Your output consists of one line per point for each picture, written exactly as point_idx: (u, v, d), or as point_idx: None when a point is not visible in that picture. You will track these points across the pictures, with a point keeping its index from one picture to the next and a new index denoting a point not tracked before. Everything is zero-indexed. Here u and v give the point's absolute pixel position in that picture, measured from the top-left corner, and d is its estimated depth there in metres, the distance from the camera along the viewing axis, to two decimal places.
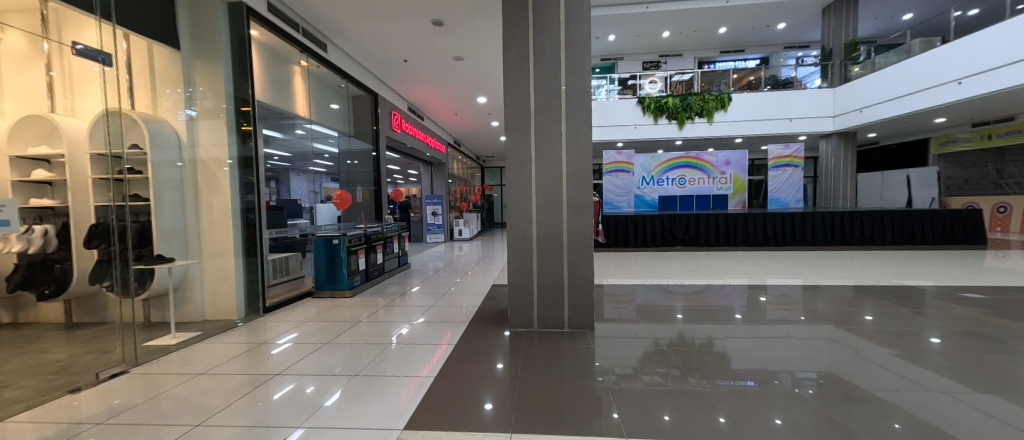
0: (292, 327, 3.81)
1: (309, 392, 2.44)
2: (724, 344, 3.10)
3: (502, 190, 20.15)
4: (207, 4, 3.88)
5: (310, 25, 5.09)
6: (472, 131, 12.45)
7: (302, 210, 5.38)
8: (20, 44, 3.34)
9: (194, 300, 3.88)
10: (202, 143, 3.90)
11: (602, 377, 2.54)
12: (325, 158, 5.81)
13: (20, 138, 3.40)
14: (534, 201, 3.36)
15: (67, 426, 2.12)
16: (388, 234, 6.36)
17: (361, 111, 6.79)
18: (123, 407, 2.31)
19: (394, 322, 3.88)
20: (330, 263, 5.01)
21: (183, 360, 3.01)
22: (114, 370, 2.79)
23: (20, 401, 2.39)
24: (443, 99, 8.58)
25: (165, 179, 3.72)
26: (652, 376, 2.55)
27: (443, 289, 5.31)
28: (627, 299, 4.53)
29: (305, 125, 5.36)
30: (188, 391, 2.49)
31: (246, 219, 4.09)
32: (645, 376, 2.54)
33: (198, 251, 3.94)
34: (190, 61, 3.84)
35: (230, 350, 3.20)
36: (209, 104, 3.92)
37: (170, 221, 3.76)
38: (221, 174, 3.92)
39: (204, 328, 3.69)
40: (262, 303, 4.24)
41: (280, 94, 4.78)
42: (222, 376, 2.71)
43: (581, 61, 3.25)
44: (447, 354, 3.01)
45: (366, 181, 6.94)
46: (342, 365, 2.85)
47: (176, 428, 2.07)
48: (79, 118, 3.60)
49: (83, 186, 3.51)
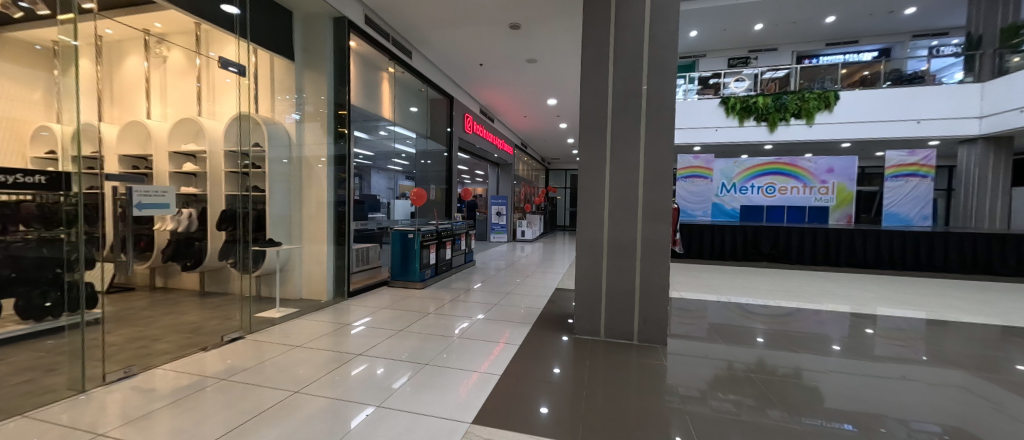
0: (368, 312, 4.15)
1: (379, 374, 2.64)
2: (816, 378, 2.71)
3: (567, 192, 19.93)
4: (317, 20, 4.38)
5: (399, 35, 5.49)
6: (539, 134, 12.51)
7: (380, 205, 5.87)
8: (180, 60, 4.22)
9: (293, 280, 4.46)
10: (307, 142, 4.44)
11: (667, 396, 2.38)
12: (402, 158, 6.24)
13: (177, 137, 4.15)
14: (607, 205, 3.26)
15: (198, 378, 2.54)
16: (457, 231, 6.66)
17: (437, 113, 7.20)
18: (238, 368, 2.70)
19: (457, 316, 4.05)
20: (404, 255, 5.40)
21: (283, 332, 3.45)
22: (234, 334, 3.29)
23: (169, 352, 2.93)
24: (513, 101, 8.71)
25: (276, 173, 4.29)
26: (723, 402, 2.32)
27: (506, 289, 5.42)
28: (699, 316, 4.19)
29: (388, 127, 5.80)
30: (287, 361, 2.83)
31: (337, 212, 4.53)
32: (715, 402, 2.31)
33: (298, 237, 4.49)
34: (301, 71, 4.39)
35: (318, 327, 3.59)
36: (313, 109, 4.44)
37: (278, 211, 4.35)
38: (319, 171, 4.42)
39: (301, 306, 4.20)
40: (347, 287, 4.67)
41: (370, 99, 5.22)
42: (313, 350, 3.05)
43: (666, 59, 3.07)
44: (507, 353, 3.04)
45: (438, 180, 7.32)
46: (409, 352, 3.04)
47: (279, 392, 2.36)
48: (218, 121, 4.27)
49: (219, 178, 4.19)
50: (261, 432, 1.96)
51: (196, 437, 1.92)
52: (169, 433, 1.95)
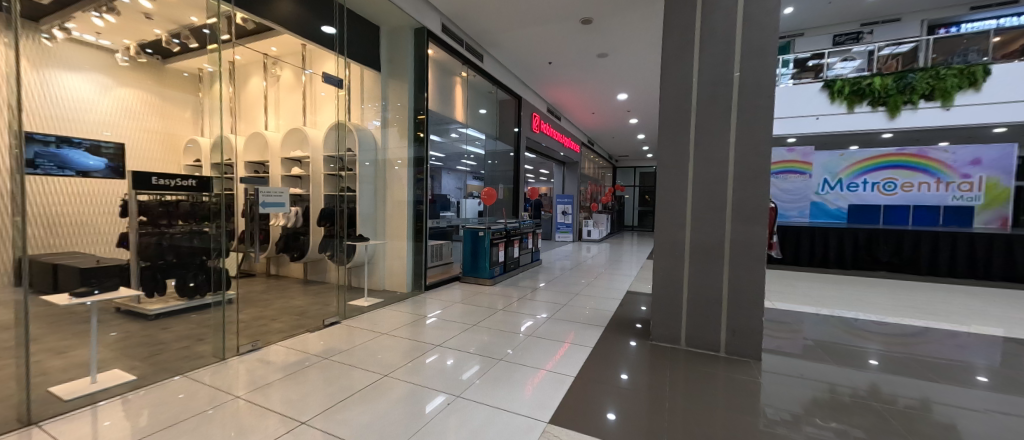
0: (442, 306, 4.38)
1: (450, 364, 2.78)
2: (952, 414, 2.23)
3: (636, 191, 18.94)
4: (401, 33, 4.72)
5: (472, 40, 5.69)
6: (608, 131, 12.09)
7: (450, 204, 6.09)
8: (290, 77, 4.89)
9: (379, 272, 4.88)
10: (390, 147, 4.82)
11: (754, 416, 2.14)
12: (471, 159, 6.46)
13: (287, 145, 4.81)
14: (690, 203, 3.04)
15: (304, 356, 2.91)
16: (524, 230, 6.72)
17: (506, 114, 7.36)
18: (336, 350, 3.03)
19: (524, 314, 4.10)
20: (475, 252, 5.59)
21: (371, 320, 3.79)
22: (332, 319, 3.70)
23: (283, 331, 3.39)
24: (582, 98, 8.53)
25: (364, 175, 4.74)
26: (824, 429, 2.02)
27: (574, 289, 5.34)
28: (795, 330, 3.71)
29: (459, 129, 6.04)
30: (376, 347, 3.09)
31: (415, 210, 4.84)
32: (812, 428, 2.02)
33: (382, 233, 4.90)
34: (386, 81, 4.78)
35: (400, 317, 3.87)
36: (396, 115, 4.81)
37: (365, 209, 4.80)
38: (400, 172, 4.78)
39: (385, 297, 4.57)
40: (424, 281, 4.97)
41: (445, 103, 5.49)
42: (396, 338, 3.31)
43: (763, 42, 2.77)
44: (575, 354, 2.99)
45: (506, 180, 7.45)
46: (477, 346, 3.15)
47: (368, 375, 2.60)
48: (318, 129, 4.84)
49: (319, 180, 4.74)
50: (356, 409, 2.17)
51: (302, 408, 2.19)
52: (283, 401, 2.26)
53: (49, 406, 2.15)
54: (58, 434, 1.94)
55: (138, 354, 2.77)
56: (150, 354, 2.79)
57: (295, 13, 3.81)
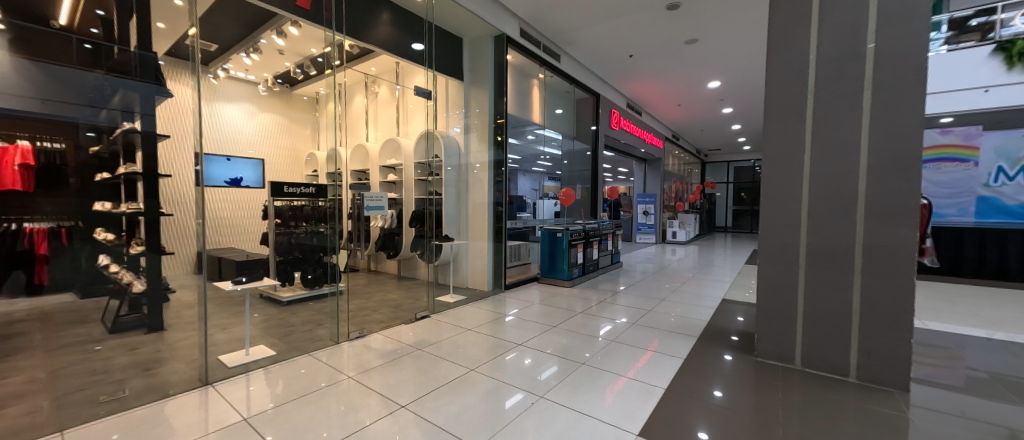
0: (521, 305, 4.46)
1: (527, 363, 2.82)
2: None
3: (729, 188, 17.07)
4: (482, 42, 4.94)
5: (549, 41, 5.69)
6: (696, 123, 11.10)
7: (527, 205, 6.03)
8: (387, 94, 5.48)
9: (462, 271, 5.15)
10: (472, 152, 5.07)
11: None
12: (546, 159, 6.39)
13: (384, 153, 5.42)
14: (806, 200, 2.65)
15: (399, 346, 3.19)
16: (604, 231, 6.51)
17: (583, 112, 7.23)
18: (427, 342, 3.27)
19: (603, 317, 3.98)
20: (553, 254, 5.57)
21: (456, 316, 4.01)
22: (423, 313, 4.00)
23: (383, 321, 3.78)
24: (666, 90, 7.97)
25: (449, 179, 5.05)
26: None
27: (659, 295, 5.00)
28: (956, 357, 2.97)
29: (536, 131, 6.09)
30: (461, 342, 3.26)
31: (495, 211, 5.02)
32: None
33: (465, 234, 5.17)
34: (468, 89, 5.05)
35: (482, 315, 4.04)
36: (477, 121, 5.04)
37: (449, 211, 5.10)
38: (481, 175, 5.00)
39: (468, 295, 4.81)
40: (504, 281, 5.13)
41: (523, 106, 5.59)
42: (479, 335, 3.45)
43: (908, 4, 2.28)
44: (660, 363, 2.82)
45: (584, 179, 7.30)
46: (554, 347, 3.14)
47: (456, 369, 2.73)
48: (409, 138, 5.34)
49: (410, 185, 5.24)
50: (446, 399, 2.31)
51: (399, 392, 2.41)
52: (385, 385, 2.51)
53: (218, 370, 2.70)
54: (225, 394, 2.41)
55: (275, 334, 3.34)
56: (284, 335, 3.34)
57: (390, 35, 4.21)
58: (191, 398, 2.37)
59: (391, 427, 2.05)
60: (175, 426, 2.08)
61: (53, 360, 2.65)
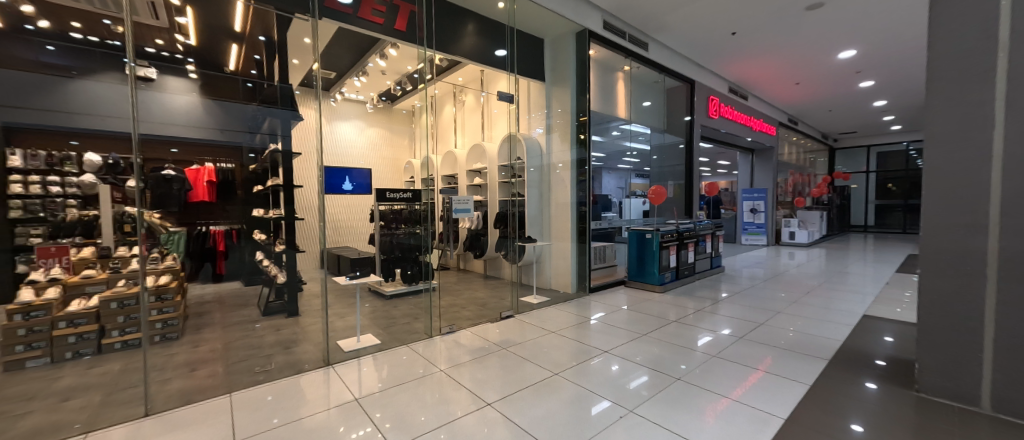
0: (607, 309, 4.26)
1: (614, 371, 2.68)
2: None
3: (869, 179, 14.06)
4: (563, 40, 4.86)
5: (636, 30, 5.36)
6: (819, 103, 9.39)
7: (612, 204, 5.74)
8: (472, 101, 5.77)
9: (545, 272, 5.12)
10: (554, 151, 5.03)
11: None
12: (633, 156, 6.03)
13: (471, 157, 5.78)
14: (997, 191, 2.03)
15: (485, 344, 3.30)
16: (701, 233, 5.91)
17: (674, 102, 6.66)
18: (511, 342, 3.31)
19: (702, 328, 3.59)
20: (641, 256, 5.24)
21: (541, 318, 4.00)
22: (507, 312, 4.08)
23: (471, 318, 3.95)
24: (779, 68, 6.90)
25: (531, 180, 5.09)
26: None
27: (773, 306, 4.32)
28: None
29: (621, 126, 5.78)
30: (545, 344, 3.24)
31: (579, 212, 4.90)
32: None
33: (548, 235, 5.15)
34: (550, 89, 5.02)
35: (567, 318, 3.96)
36: (559, 120, 4.98)
37: (532, 212, 5.13)
38: (564, 175, 4.93)
39: (552, 296, 4.77)
40: (588, 283, 4.97)
41: (607, 101, 5.35)
42: (562, 338, 3.38)
43: None
44: (776, 386, 2.42)
45: (677, 175, 6.71)
46: (644, 356, 2.93)
47: (540, 372, 2.70)
48: (493, 142, 5.55)
49: (494, 186, 5.48)
50: (530, 402, 2.31)
51: (486, 390, 2.47)
52: (472, 381, 2.61)
53: (338, 354, 3.11)
54: (342, 375, 2.76)
55: (380, 325, 3.73)
56: (387, 326, 3.71)
57: (475, 45, 4.40)
58: (317, 375, 2.76)
59: (479, 422, 2.12)
60: (307, 398, 2.44)
61: (226, 334, 3.35)
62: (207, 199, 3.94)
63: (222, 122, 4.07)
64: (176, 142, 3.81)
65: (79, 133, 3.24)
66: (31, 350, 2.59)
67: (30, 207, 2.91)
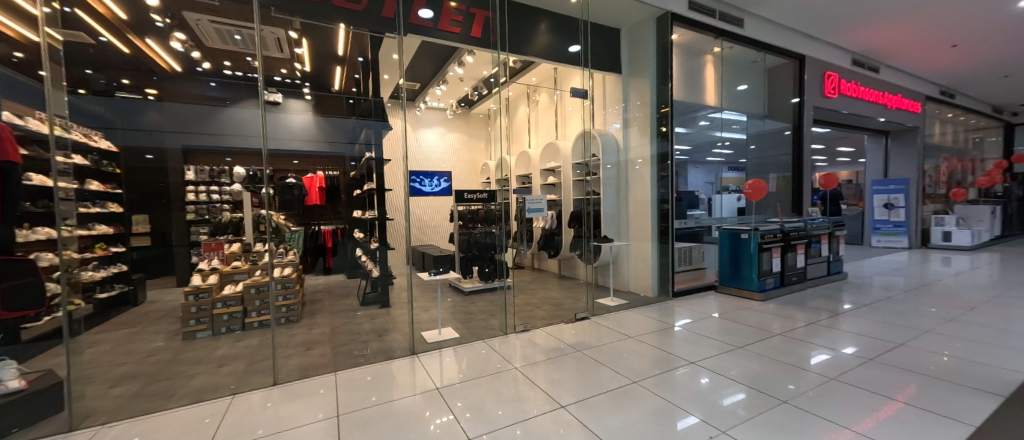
0: (694, 316, 3.90)
1: (704, 385, 2.44)
2: None
3: None
4: (642, 28, 4.57)
5: (727, 6, 4.81)
6: (988, 68, 7.41)
7: (699, 202, 5.27)
8: (545, 100, 5.78)
9: (623, 273, 4.90)
10: (632, 146, 4.78)
11: None
12: (726, 146, 5.45)
13: (544, 157, 5.78)
14: None
15: (560, 344, 3.26)
16: (814, 233, 5.09)
17: (777, 83, 5.83)
18: (587, 344, 3.23)
19: (815, 344, 3.08)
20: (735, 259, 4.70)
21: (619, 321, 3.83)
22: (582, 314, 3.99)
23: (546, 318, 3.95)
24: (924, 31, 5.60)
25: (608, 178, 4.92)
26: None
27: (915, 323, 3.52)
28: None
29: (710, 115, 5.25)
30: (623, 349, 3.09)
31: (660, 210, 4.59)
32: None
33: (625, 234, 4.92)
34: (627, 81, 4.77)
35: (647, 323, 3.72)
36: (638, 114, 4.70)
37: (609, 210, 4.95)
38: (644, 171, 4.65)
39: (631, 299, 4.54)
40: (672, 287, 4.63)
41: (693, 88, 4.89)
42: (643, 344, 3.19)
43: None
44: (921, 423, 1.96)
45: (780, 167, 5.88)
46: (740, 371, 2.62)
47: (619, 379, 2.58)
48: (567, 140, 5.48)
49: (568, 185, 5.41)
50: (608, 409, 2.21)
51: (561, 391, 2.44)
52: (546, 381, 2.60)
53: (422, 344, 3.36)
54: (426, 364, 2.96)
55: (459, 319, 3.94)
56: (466, 320, 3.90)
57: (548, 44, 4.37)
58: (404, 363, 3.00)
59: (553, 424, 2.09)
60: (396, 382, 2.67)
61: (333, 320, 3.83)
62: (319, 202, 4.54)
63: (330, 135, 4.74)
64: (298, 154, 4.46)
65: (234, 152, 4.26)
66: (200, 323, 3.39)
67: (199, 212, 4.01)
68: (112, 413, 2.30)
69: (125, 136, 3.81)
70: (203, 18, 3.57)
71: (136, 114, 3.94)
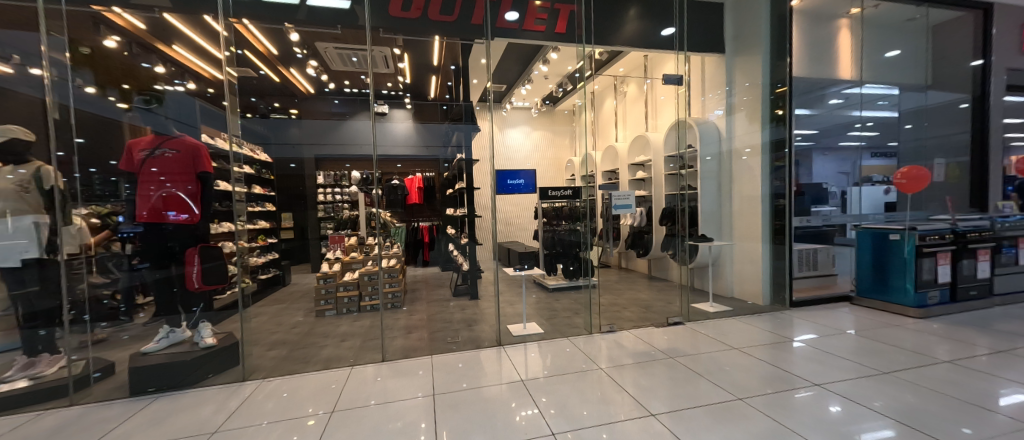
0: (819, 331, 3.32)
1: (834, 414, 2.06)
2: None
3: None
4: None
5: None
6: None
7: (829, 195, 4.30)
8: (634, 91, 5.49)
9: (725, 276, 4.40)
10: (738, 134, 4.27)
11: None
12: (868, 126, 4.46)
13: (632, 150, 5.50)
14: None
15: (650, 348, 3.09)
16: (1005, 234, 3.91)
17: (947, 43, 4.57)
18: (681, 352, 2.98)
19: (1005, 380, 2.37)
20: (881, 266, 3.87)
21: (720, 329, 3.46)
22: (676, 319, 3.69)
23: (633, 320, 3.76)
24: None
25: (707, 171, 4.48)
26: None
27: None
28: None
29: (844, 91, 4.31)
30: (724, 360, 2.79)
31: (774, 206, 4.05)
32: None
33: (729, 234, 4.42)
34: (732, 61, 4.28)
35: (756, 334, 3.30)
36: (746, 97, 4.18)
37: (708, 207, 4.50)
38: (753, 161, 4.12)
39: (735, 306, 4.07)
40: (789, 295, 4.03)
41: (819, 60, 4.14)
42: (750, 357, 2.84)
43: None
44: None
45: (949, 150, 4.65)
46: (885, 403, 2.16)
47: (721, 394, 2.33)
48: (659, 132, 5.13)
49: (660, 180, 5.05)
50: (707, 425, 2.02)
51: (651, 399, 2.31)
52: (634, 385, 2.49)
53: (508, 336, 3.49)
54: (511, 356, 3.08)
55: (543, 315, 3.99)
56: (550, 317, 3.94)
57: (638, 30, 4.10)
58: (491, 353, 3.16)
59: (642, 431, 2.00)
60: (484, 371, 2.82)
61: (429, 308, 4.20)
62: (418, 201, 4.87)
63: (427, 139, 5.03)
64: (400, 159, 4.94)
65: (351, 159, 5.01)
66: (327, 304, 4.06)
67: (327, 211, 4.80)
68: (270, 370, 2.87)
69: (276, 150, 4.80)
70: (330, 45, 4.11)
71: (282, 130, 4.83)
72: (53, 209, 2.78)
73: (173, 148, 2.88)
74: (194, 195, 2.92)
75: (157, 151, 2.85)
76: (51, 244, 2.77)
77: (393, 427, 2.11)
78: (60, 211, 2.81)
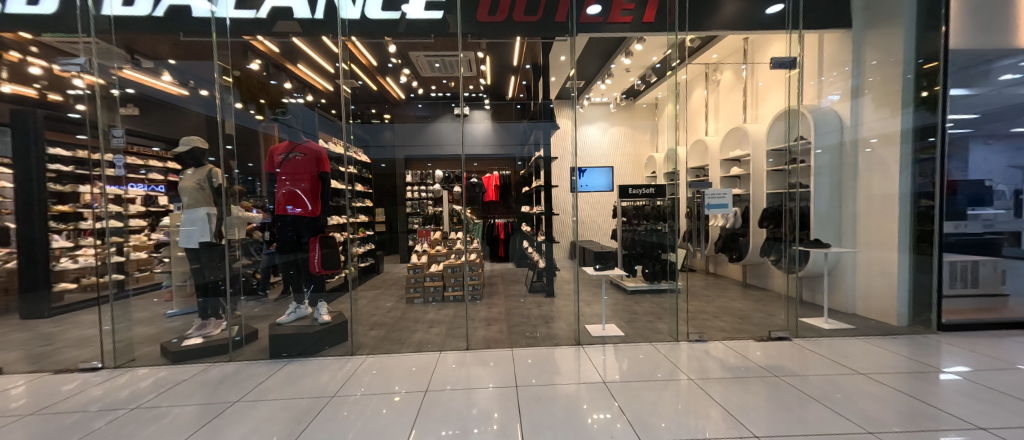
0: (980, 363, 2.69)
1: None
2: None
3: None
4: None
5: None
6: None
7: (992, 194, 3.39)
8: (728, 79, 4.97)
9: (845, 289, 3.79)
10: (866, 121, 3.67)
11: None
12: None
13: (726, 144, 5.05)
14: None
15: (748, 362, 2.80)
16: None
17: None
18: (787, 371, 2.65)
19: None
20: None
21: (838, 349, 3.00)
22: (780, 333, 3.28)
23: (726, 331, 3.44)
24: None
25: (821, 166, 3.91)
26: None
27: None
28: None
29: None
30: (847, 386, 2.41)
31: (915, 208, 3.40)
32: None
33: (851, 240, 3.80)
34: (861, 35, 3.65)
35: (887, 358, 2.79)
36: (875, 77, 3.59)
37: (824, 207, 3.95)
38: (889, 153, 3.48)
39: (859, 324, 3.49)
40: (936, 316, 3.32)
41: (986, 27, 3.31)
42: (880, 385, 2.41)
43: None
44: None
45: None
46: None
47: (843, 424, 2.01)
48: (761, 123, 4.62)
49: (761, 177, 4.58)
50: None
51: (751, 419, 2.09)
52: (730, 401, 2.28)
53: (587, 336, 3.44)
54: (590, 356, 3.03)
55: (623, 317, 3.85)
56: (630, 320, 3.78)
57: (738, 11, 3.68)
58: (569, 351, 3.15)
59: None
60: (561, 368, 2.83)
61: (507, 302, 4.32)
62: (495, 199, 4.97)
63: (505, 139, 5.19)
64: (477, 158, 5.13)
65: (434, 159, 5.36)
66: (416, 291, 4.42)
67: (414, 206, 5.39)
68: (372, 347, 3.23)
69: (374, 151, 5.40)
70: (421, 54, 4.43)
71: (378, 134, 5.43)
72: (217, 202, 3.43)
73: (302, 152, 3.36)
74: (307, 192, 3.41)
75: (290, 155, 3.36)
76: (217, 230, 3.43)
77: (471, 413, 2.23)
78: (222, 205, 3.45)
